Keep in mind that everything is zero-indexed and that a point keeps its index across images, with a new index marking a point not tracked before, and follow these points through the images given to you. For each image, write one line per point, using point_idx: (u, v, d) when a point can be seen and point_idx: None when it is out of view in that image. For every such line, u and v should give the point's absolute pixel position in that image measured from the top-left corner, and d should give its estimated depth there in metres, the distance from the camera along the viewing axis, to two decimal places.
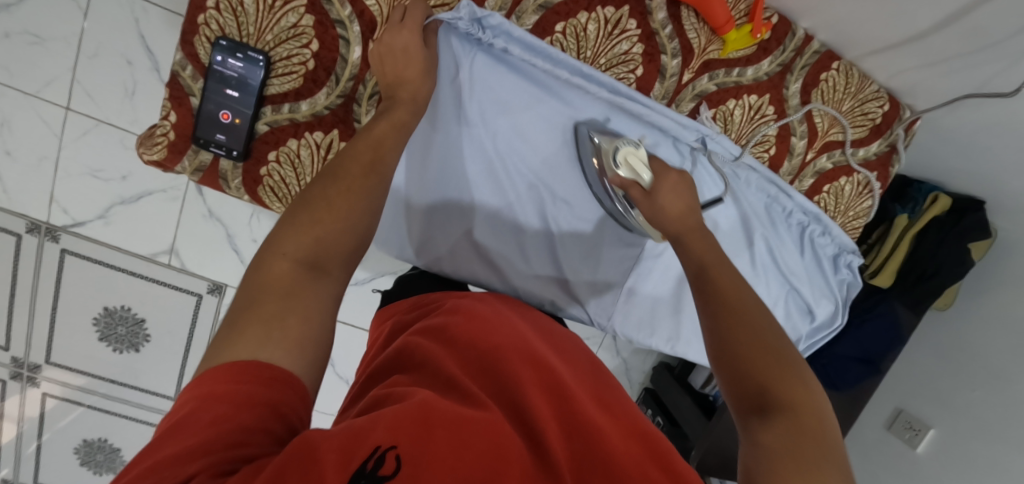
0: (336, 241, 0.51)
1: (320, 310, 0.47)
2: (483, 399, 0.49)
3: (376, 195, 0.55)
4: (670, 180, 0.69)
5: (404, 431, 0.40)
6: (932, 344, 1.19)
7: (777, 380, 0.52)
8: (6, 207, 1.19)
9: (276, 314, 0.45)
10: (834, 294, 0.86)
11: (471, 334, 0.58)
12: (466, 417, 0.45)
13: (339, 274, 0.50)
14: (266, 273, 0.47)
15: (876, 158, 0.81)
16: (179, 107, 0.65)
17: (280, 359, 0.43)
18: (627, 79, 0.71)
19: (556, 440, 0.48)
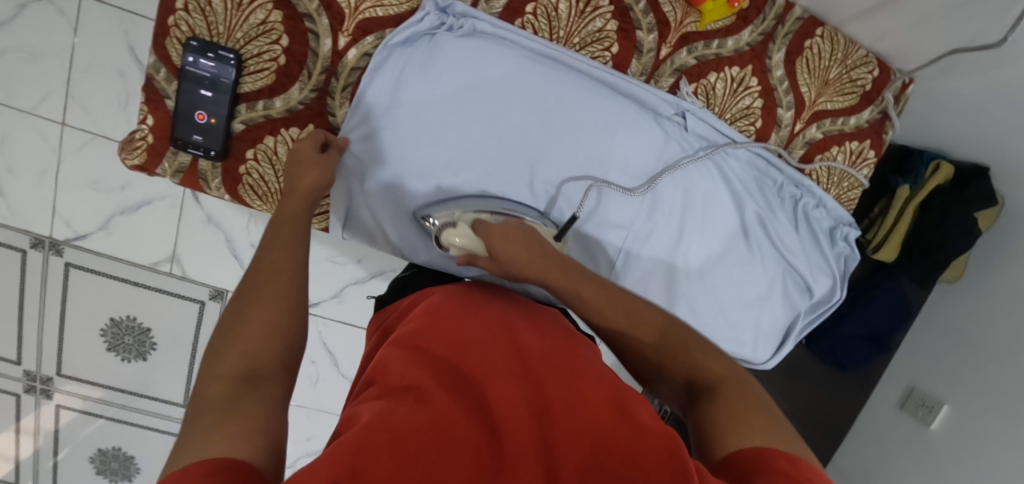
0: (262, 351, 0.56)
1: (263, 409, 0.51)
2: (434, 402, 0.52)
3: (294, 291, 0.63)
4: (498, 236, 0.62)
5: (344, 468, 0.43)
6: (944, 319, 1.16)
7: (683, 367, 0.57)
8: (9, 222, 1.21)
9: (220, 421, 0.48)
10: (832, 268, 0.83)
11: (434, 337, 0.62)
12: (413, 431, 0.48)
13: (276, 378, 0.55)
14: (205, 397, 0.51)
15: (868, 125, 0.79)
16: (156, 110, 0.65)
17: (224, 453, 0.45)
18: (602, 57, 0.69)
19: (515, 431, 0.52)
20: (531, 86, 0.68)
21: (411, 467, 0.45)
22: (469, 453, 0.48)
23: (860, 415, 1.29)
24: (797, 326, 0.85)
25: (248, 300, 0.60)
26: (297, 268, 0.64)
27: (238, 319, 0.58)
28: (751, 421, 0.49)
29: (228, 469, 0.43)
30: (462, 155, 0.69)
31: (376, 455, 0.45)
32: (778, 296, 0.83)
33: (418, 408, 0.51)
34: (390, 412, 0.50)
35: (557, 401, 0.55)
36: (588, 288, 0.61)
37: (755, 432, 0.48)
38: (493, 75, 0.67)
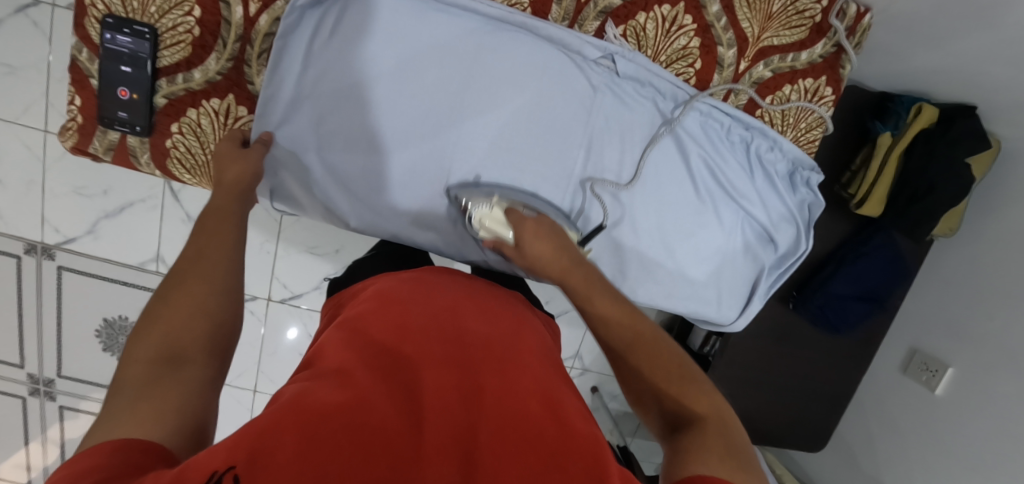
0: (186, 330, 0.53)
1: (182, 389, 0.48)
2: (359, 382, 0.47)
3: (227, 273, 0.59)
4: (530, 227, 0.65)
5: (244, 449, 0.38)
6: (944, 274, 1.06)
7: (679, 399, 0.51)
8: (5, 231, 1.26)
9: (132, 403, 0.45)
10: (795, 217, 0.78)
11: (378, 319, 0.56)
12: (327, 413, 0.43)
13: (203, 358, 0.52)
14: (122, 379, 0.48)
15: (822, 60, 0.74)
16: (82, 91, 0.66)
17: (132, 434, 0.43)
18: (520, 4, 0.68)
19: (442, 418, 0.46)
20: (456, 46, 0.66)
21: (317, 450, 0.40)
22: (386, 435, 0.43)
23: (862, 384, 1.20)
24: (763, 282, 0.81)
25: (175, 281, 0.57)
26: (227, 251, 0.61)
27: (166, 300, 0.55)
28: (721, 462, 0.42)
29: (134, 449, 0.41)
30: (392, 120, 0.67)
31: (279, 435, 0.40)
32: (739, 249, 0.78)
33: (339, 387, 0.46)
34: (307, 393, 0.45)
35: (496, 393, 0.48)
36: (605, 299, 0.59)
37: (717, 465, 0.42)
38: (428, 39, 0.66)
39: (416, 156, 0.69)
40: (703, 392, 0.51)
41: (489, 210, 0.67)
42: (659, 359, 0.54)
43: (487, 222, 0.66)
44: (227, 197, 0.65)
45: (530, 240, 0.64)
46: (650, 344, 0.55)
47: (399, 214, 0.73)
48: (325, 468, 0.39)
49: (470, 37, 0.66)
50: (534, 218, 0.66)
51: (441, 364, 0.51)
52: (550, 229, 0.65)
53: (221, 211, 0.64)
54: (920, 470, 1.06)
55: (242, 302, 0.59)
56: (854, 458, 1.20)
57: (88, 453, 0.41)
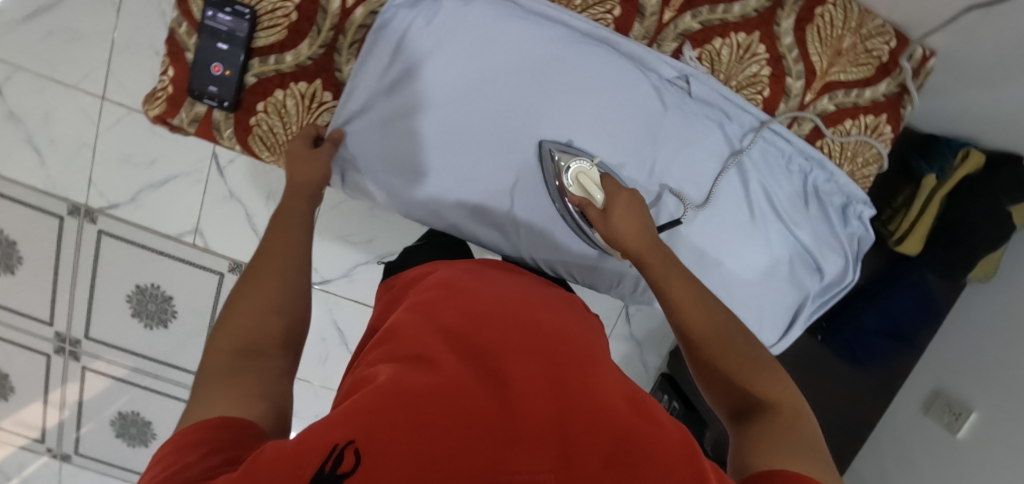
0: (262, 323, 0.55)
1: (260, 378, 0.50)
2: (449, 367, 0.49)
3: (295, 271, 0.62)
4: (621, 199, 0.66)
5: (358, 424, 0.42)
6: (974, 317, 1.08)
7: (753, 384, 0.53)
8: (49, 190, 1.28)
9: (220, 387, 0.48)
10: (844, 248, 0.80)
11: (453, 310, 0.58)
12: (426, 396, 0.45)
13: (277, 351, 0.54)
14: (207, 369, 0.51)
15: (885, 99, 0.76)
16: (176, 62, 0.69)
17: (222, 414, 0.45)
18: (604, 19, 0.70)
19: (532, 401, 0.48)
20: (528, 51, 0.69)
21: (421, 429, 0.43)
22: (483, 416, 0.45)
23: (881, 420, 1.22)
24: (806, 309, 0.82)
25: (250, 278, 0.60)
26: (297, 249, 0.64)
27: (242, 296, 0.58)
28: (794, 452, 0.46)
29: (229, 428, 0.44)
30: (468, 118, 0.70)
31: (385, 410, 0.43)
32: (784, 275, 0.80)
33: (431, 372, 0.48)
34: (402, 373, 0.48)
35: (578, 386, 0.50)
36: (681, 285, 0.58)
37: (793, 458, 0.45)
38: (499, 39, 0.68)
39: (481, 150, 0.71)
40: (772, 382, 0.54)
41: (589, 168, 0.68)
42: (733, 350, 0.55)
43: (582, 179, 0.68)
44: (296, 200, 0.68)
45: (619, 210, 0.64)
46: (723, 333, 0.56)
47: (455, 203, 0.74)
48: (433, 446, 0.43)
49: (537, 40, 0.69)
50: (629, 192, 0.66)
51: (523, 354, 0.52)
52: (640, 208, 0.65)
53: (289, 212, 0.66)
54: None
55: (309, 298, 0.62)
56: None
57: (192, 432, 0.44)
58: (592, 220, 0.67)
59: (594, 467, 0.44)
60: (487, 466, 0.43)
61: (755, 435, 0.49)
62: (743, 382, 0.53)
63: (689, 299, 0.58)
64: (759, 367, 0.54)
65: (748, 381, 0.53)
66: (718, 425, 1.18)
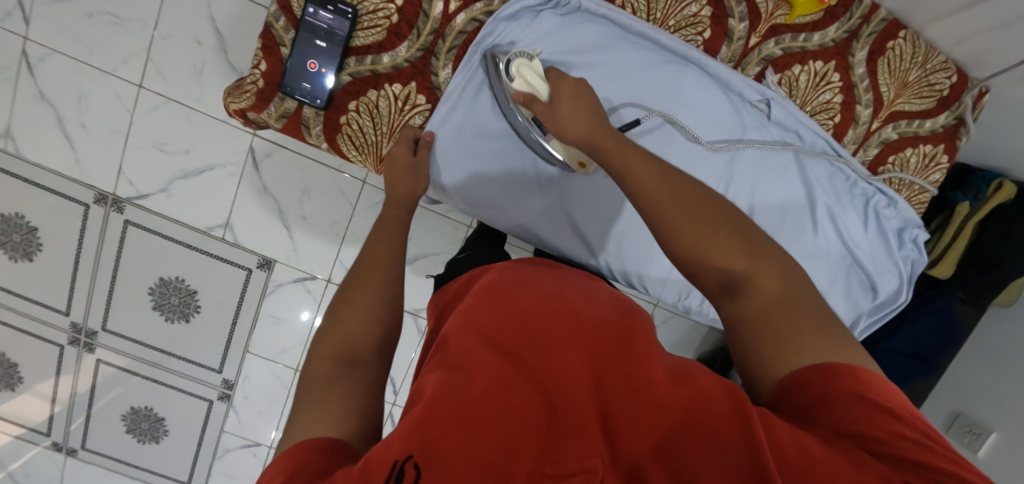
0: (361, 333, 0.56)
1: (358, 394, 0.51)
2: (489, 366, 0.48)
3: (391, 281, 0.62)
4: (568, 85, 0.63)
5: (414, 438, 0.42)
6: (996, 343, 1.14)
7: (728, 252, 0.54)
8: (75, 177, 1.24)
9: (319, 400, 0.49)
10: (899, 270, 0.84)
11: (486, 303, 0.56)
12: (472, 401, 0.45)
13: (373, 362, 0.55)
14: (310, 375, 0.52)
15: (943, 130, 0.80)
16: (270, 57, 0.69)
17: (325, 432, 0.47)
18: (694, 41, 0.72)
19: (573, 395, 0.48)
20: (626, 64, 0.71)
21: (471, 435, 0.43)
22: (531, 418, 0.45)
23: None
24: (860, 325, 0.86)
25: (350, 284, 0.61)
26: (393, 258, 0.64)
27: (340, 305, 0.59)
28: (806, 338, 0.51)
29: (328, 450, 0.45)
30: None
31: (436, 419, 0.43)
32: (841, 293, 0.84)
33: (473, 374, 0.47)
34: (446, 378, 0.47)
35: (619, 369, 0.50)
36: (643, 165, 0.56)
37: (802, 348, 0.50)
38: (591, 47, 0.70)
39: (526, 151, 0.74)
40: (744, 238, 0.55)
41: (530, 60, 0.65)
42: (705, 222, 0.55)
43: (524, 73, 0.64)
44: (392, 208, 0.69)
45: (565, 100, 0.61)
46: (693, 203, 0.56)
47: (516, 197, 0.77)
48: (485, 451, 0.43)
49: (633, 52, 0.71)
50: (574, 80, 0.63)
51: (562, 339, 0.51)
52: (587, 92, 0.63)
53: (390, 220, 0.68)
54: None
55: (402, 308, 0.62)
56: None
57: (298, 449, 0.45)
58: (537, 115, 0.63)
59: (641, 451, 0.45)
60: (537, 466, 0.44)
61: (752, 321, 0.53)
62: (724, 258, 0.54)
63: (652, 178, 0.56)
64: (740, 236, 0.55)
65: (727, 259, 0.54)
66: None
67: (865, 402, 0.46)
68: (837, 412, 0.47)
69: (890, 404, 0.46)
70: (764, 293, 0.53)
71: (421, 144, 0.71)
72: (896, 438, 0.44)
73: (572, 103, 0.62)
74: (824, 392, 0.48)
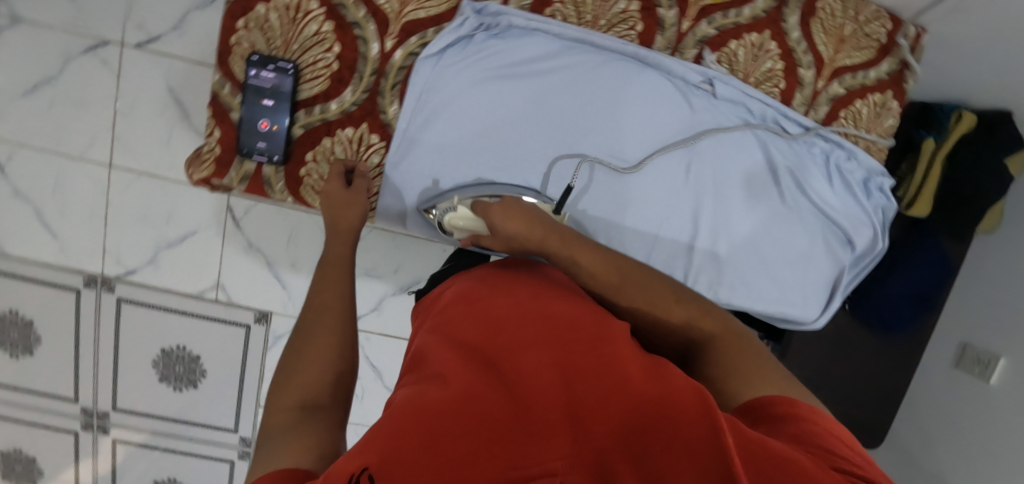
0: (319, 379, 0.55)
1: (321, 430, 0.49)
2: (459, 380, 0.50)
3: (343, 328, 0.61)
4: (496, 209, 0.66)
5: (374, 452, 0.42)
6: (988, 270, 1.15)
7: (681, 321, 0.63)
8: (63, 263, 1.26)
9: (280, 440, 0.47)
10: (871, 220, 0.84)
11: (464, 327, 0.59)
12: (439, 411, 0.46)
13: (336, 406, 0.54)
14: (268, 425, 0.50)
15: (888, 77, 0.81)
16: (222, 124, 0.70)
17: (288, 462, 0.44)
18: (629, 36, 0.74)
19: (539, 402, 0.49)
20: (572, 67, 0.72)
21: (434, 440, 0.44)
22: (497, 422, 0.47)
23: (914, 380, 1.27)
24: (843, 281, 0.86)
25: (300, 337, 0.59)
26: (344, 303, 0.63)
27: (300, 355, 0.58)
28: (760, 376, 0.55)
29: (294, 477, 0.42)
30: (523, 146, 0.74)
31: (405, 428, 0.45)
32: (820, 251, 0.85)
33: (444, 387, 0.49)
34: (419, 393, 0.50)
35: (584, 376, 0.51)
36: (589, 261, 0.66)
37: (749, 378, 0.55)
38: (533, 59, 0.72)
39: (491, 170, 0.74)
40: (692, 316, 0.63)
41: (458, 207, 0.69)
42: (653, 304, 0.64)
43: (460, 221, 0.69)
44: (340, 246, 0.68)
45: (499, 222, 0.65)
46: (640, 287, 0.66)
47: None
48: (449, 453, 0.43)
49: (574, 55, 0.72)
50: (500, 202, 0.67)
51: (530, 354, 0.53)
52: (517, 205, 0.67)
53: (336, 264, 0.66)
54: (984, 464, 1.09)
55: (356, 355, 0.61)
56: (913, 457, 1.24)
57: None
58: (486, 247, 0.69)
59: (607, 456, 0.46)
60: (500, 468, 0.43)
61: (707, 369, 0.59)
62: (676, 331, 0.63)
63: (600, 272, 0.66)
64: (685, 309, 0.64)
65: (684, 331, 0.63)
66: None
67: (806, 422, 0.48)
68: (790, 427, 0.48)
69: (832, 428, 0.49)
70: (714, 349, 0.60)
71: (356, 174, 0.70)
72: (849, 454, 0.45)
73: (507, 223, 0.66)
74: (766, 415, 0.51)
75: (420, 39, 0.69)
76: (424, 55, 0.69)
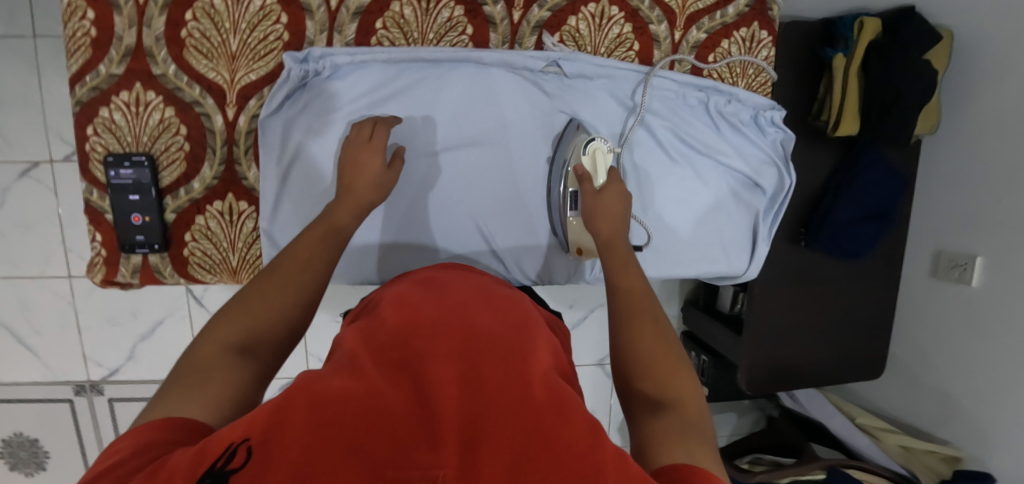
0: (268, 327, 0.51)
1: (241, 386, 0.45)
2: (370, 368, 0.41)
3: (312, 284, 0.56)
4: (615, 189, 0.70)
5: (257, 426, 0.36)
6: (944, 170, 1.09)
7: (662, 373, 0.51)
8: (51, 379, 1.32)
9: (194, 383, 0.44)
10: (772, 157, 0.82)
11: (393, 314, 0.49)
12: (334, 396, 0.37)
13: (270, 361, 0.50)
14: (194, 356, 0.46)
15: (749, 9, 0.79)
16: (100, 227, 0.72)
17: (194, 415, 0.41)
18: (461, 41, 0.73)
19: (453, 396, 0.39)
20: (442, 87, 0.73)
21: (318, 427, 0.35)
22: (398, 416, 0.37)
23: (901, 298, 1.21)
24: (763, 226, 0.84)
25: (261, 278, 0.55)
26: (321, 257, 0.58)
27: (256, 293, 0.53)
28: (696, 445, 0.44)
29: (186, 431, 0.39)
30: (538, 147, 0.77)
31: (286, 416, 0.36)
32: (729, 201, 0.82)
33: (350, 374, 0.40)
34: (322, 375, 0.41)
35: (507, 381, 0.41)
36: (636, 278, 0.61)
37: (686, 450, 0.43)
38: (385, 83, 0.71)
39: None
40: (683, 376, 0.52)
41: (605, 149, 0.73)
42: (663, 343, 0.54)
43: (595, 156, 0.72)
44: (347, 215, 0.62)
45: (609, 196, 0.68)
46: (651, 326, 0.56)
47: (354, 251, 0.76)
48: (328, 444, 0.35)
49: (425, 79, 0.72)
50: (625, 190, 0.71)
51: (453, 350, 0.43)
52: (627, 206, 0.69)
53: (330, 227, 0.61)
54: (985, 366, 1.04)
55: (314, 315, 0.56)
56: (914, 375, 1.19)
57: (148, 427, 0.39)
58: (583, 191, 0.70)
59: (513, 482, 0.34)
60: (381, 466, 0.34)
61: (654, 424, 0.46)
62: (659, 378, 0.51)
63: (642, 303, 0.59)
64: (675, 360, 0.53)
65: (669, 376, 0.51)
66: (744, 365, 1.16)
67: None
68: None
69: None
70: (686, 418, 0.47)
71: (395, 156, 0.68)
72: None
73: (612, 202, 0.68)
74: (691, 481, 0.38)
75: (259, 98, 0.71)
76: (262, 116, 0.69)
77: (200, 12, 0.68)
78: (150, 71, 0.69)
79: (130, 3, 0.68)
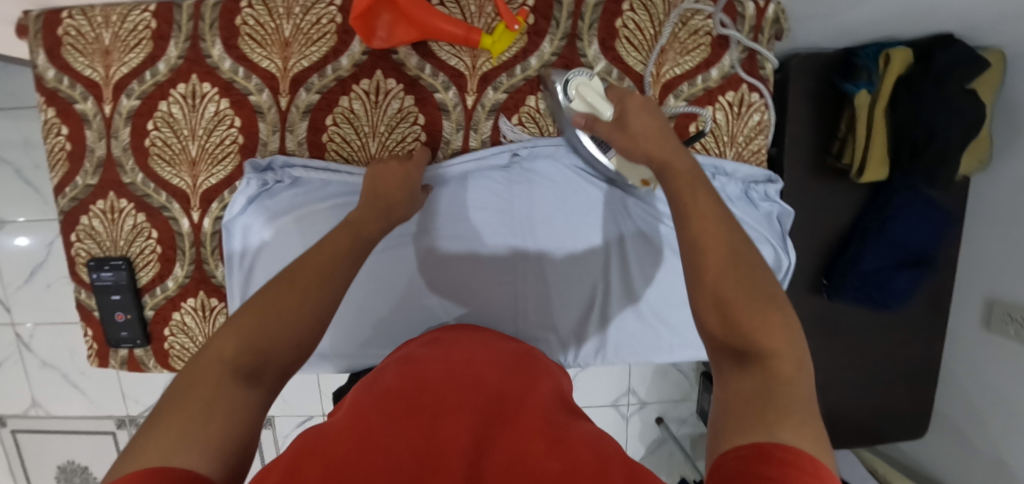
0: (274, 349, 0.50)
1: (243, 419, 0.45)
2: (379, 424, 0.45)
3: (325, 303, 0.54)
4: (635, 103, 0.66)
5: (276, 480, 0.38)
6: (996, 211, 0.95)
7: (755, 324, 0.47)
8: (96, 413, 1.43)
9: (196, 417, 0.43)
10: (768, 233, 0.75)
11: (398, 375, 0.53)
12: (347, 455, 0.41)
13: (273, 386, 0.49)
14: (195, 379, 0.46)
15: (736, 70, 0.74)
16: (90, 323, 0.77)
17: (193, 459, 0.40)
18: (414, 131, 0.74)
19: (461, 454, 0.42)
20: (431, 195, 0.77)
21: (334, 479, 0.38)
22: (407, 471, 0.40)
23: (947, 348, 1.08)
24: None
25: (272, 290, 0.53)
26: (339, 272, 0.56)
27: (267, 304, 0.52)
28: (784, 413, 0.41)
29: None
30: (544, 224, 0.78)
31: (306, 472, 0.39)
32: None
33: (360, 431, 0.44)
34: (334, 432, 0.44)
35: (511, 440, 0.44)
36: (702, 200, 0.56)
37: (762, 426, 0.40)
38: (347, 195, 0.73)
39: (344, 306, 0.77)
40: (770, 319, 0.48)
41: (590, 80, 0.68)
42: (751, 279, 0.50)
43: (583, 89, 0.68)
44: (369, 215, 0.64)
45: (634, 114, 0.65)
46: (726, 257, 0.52)
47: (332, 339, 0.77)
48: None
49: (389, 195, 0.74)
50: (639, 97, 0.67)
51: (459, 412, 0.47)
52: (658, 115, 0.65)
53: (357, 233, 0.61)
54: None
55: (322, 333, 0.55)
56: (963, 435, 1.06)
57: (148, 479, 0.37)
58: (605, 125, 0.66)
59: None
60: None
61: (736, 387, 0.45)
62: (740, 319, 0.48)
63: (712, 260, 0.52)
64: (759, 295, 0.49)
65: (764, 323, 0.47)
66: None
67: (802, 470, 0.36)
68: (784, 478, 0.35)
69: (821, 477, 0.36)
70: (772, 377, 0.44)
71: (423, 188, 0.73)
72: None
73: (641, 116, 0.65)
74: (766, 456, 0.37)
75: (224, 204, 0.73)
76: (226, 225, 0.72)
77: (161, 121, 0.71)
78: (121, 180, 0.72)
79: (98, 116, 0.72)
